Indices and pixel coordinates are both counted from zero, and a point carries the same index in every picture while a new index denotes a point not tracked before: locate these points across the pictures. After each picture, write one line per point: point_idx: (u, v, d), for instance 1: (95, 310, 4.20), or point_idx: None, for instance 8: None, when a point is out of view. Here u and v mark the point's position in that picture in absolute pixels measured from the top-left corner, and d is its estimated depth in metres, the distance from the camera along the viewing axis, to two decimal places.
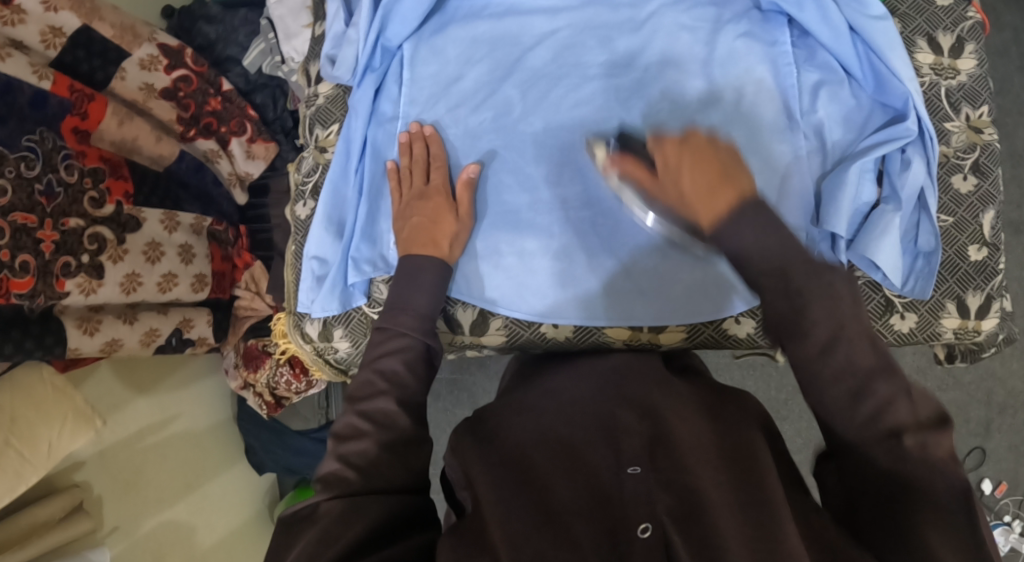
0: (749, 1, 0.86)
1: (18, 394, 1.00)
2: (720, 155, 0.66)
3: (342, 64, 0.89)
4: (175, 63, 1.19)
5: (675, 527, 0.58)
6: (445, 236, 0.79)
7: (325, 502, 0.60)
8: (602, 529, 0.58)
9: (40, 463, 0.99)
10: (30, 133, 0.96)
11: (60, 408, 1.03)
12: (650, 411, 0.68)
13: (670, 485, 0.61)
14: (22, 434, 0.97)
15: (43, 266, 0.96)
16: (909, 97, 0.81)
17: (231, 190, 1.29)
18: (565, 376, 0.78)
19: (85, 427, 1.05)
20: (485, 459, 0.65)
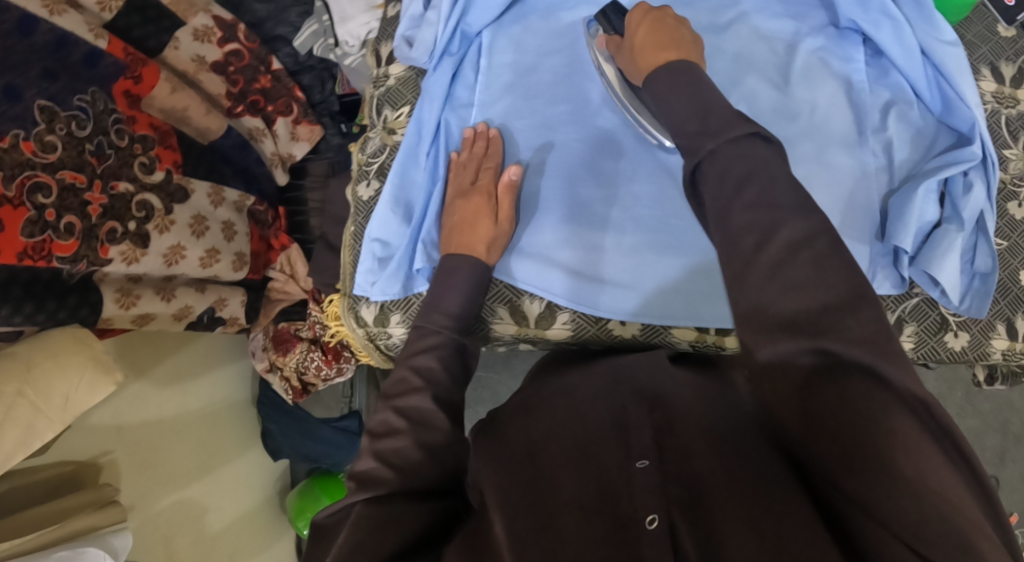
0: (827, 17, 0.89)
1: (36, 346, 0.92)
2: (670, 35, 0.72)
3: (420, 45, 0.89)
4: (228, 36, 1.18)
5: (681, 517, 0.59)
6: (482, 240, 0.80)
7: (360, 508, 0.62)
8: (610, 524, 0.60)
9: (55, 415, 0.89)
10: (81, 92, 0.95)
11: (78, 357, 0.93)
12: (659, 402, 0.69)
13: (676, 477, 0.62)
14: (37, 386, 0.88)
15: (88, 229, 0.93)
16: (975, 122, 0.83)
17: (273, 170, 1.28)
18: (579, 375, 0.79)
19: (106, 381, 0.94)
20: (493, 462, 0.67)
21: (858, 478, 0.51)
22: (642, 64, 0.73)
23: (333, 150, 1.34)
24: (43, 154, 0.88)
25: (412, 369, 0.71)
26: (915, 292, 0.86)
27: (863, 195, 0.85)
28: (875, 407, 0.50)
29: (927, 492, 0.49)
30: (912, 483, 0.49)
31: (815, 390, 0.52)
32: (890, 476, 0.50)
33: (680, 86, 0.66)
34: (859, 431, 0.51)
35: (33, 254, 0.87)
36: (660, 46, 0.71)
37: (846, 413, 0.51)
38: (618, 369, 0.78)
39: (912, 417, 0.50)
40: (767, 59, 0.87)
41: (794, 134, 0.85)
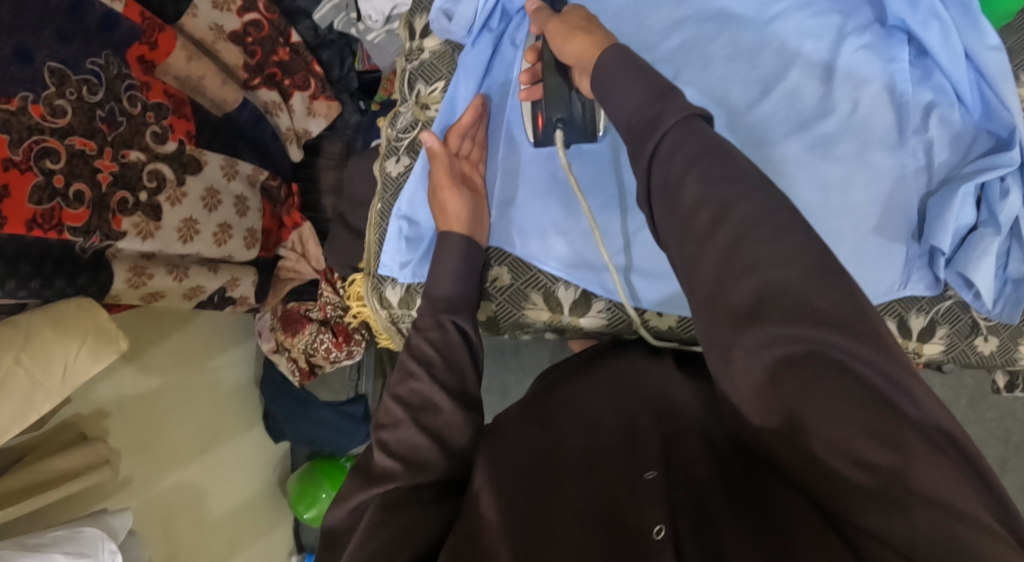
0: (873, 15, 0.88)
1: (39, 314, 0.86)
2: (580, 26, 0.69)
3: (458, 19, 0.86)
4: (248, 6, 1.14)
5: (686, 524, 0.55)
6: (455, 212, 0.78)
7: (373, 512, 0.61)
8: (613, 534, 0.56)
9: (54, 387, 0.84)
10: (95, 56, 0.91)
11: (80, 325, 0.88)
12: (669, 413, 0.65)
13: (685, 487, 0.58)
14: (35, 354, 0.83)
15: (99, 199, 0.90)
16: (1015, 127, 0.83)
17: (286, 145, 1.24)
18: (585, 381, 0.73)
19: (108, 350, 0.90)
20: (497, 463, 0.64)
21: (869, 509, 0.47)
22: (574, 57, 0.68)
23: (351, 129, 1.30)
24: (52, 118, 0.84)
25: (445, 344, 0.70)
26: (948, 295, 0.86)
27: (900, 194, 0.84)
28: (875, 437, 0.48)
29: (952, 513, 0.45)
30: (929, 514, 0.45)
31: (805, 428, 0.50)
32: (901, 504, 0.46)
33: (632, 69, 0.60)
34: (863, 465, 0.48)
35: (42, 223, 0.83)
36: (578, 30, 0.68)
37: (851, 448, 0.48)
38: (625, 377, 0.72)
39: (930, 451, 0.46)
40: (812, 53, 0.87)
41: (833, 131, 0.85)
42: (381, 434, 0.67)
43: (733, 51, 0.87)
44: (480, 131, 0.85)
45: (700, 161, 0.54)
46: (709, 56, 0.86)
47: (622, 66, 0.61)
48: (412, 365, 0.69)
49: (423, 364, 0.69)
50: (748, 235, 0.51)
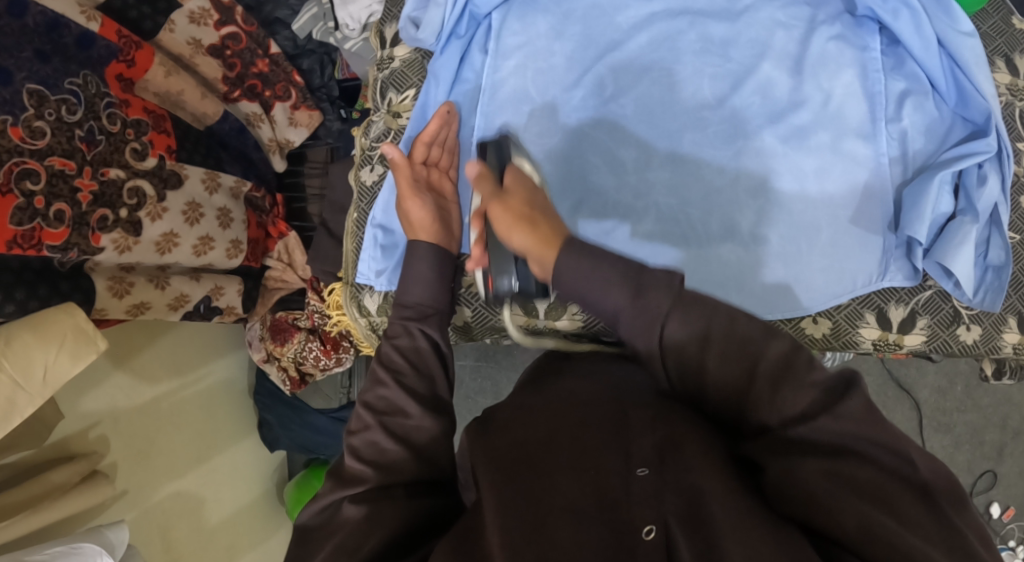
0: (843, 5, 0.88)
1: (19, 319, 0.85)
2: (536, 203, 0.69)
3: (427, 26, 0.86)
4: (225, 19, 1.14)
5: (680, 529, 0.53)
6: (424, 221, 0.78)
7: (346, 509, 0.60)
8: (608, 530, 0.54)
9: (35, 390, 0.83)
10: (73, 75, 0.92)
11: (58, 326, 0.86)
12: (662, 408, 0.63)
13: (676, 484, 0.56)
14: (14, 356, 0.82)
15: (79, 217, 0.91)
16: (991, 112, 0.82)
17: (269, 156, 1.24)
18: (575, 375, 0.73)
19: (90, 350, 0.88)
20: (486, 453, 0.62)
21: (844, 515, 0.51)
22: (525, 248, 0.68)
23: (334, 136, 1.31)
24: (31, 140, 0.85)
25: (417, 352, 0.71)
26: (928, 285, 0.85)
27: (876, 184, 0.84)
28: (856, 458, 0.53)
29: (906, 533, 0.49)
30: (890, 526, 0.50)
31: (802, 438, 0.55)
32: (865, 508, 0.51)
33: (587, 271, 0.63)
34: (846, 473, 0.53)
35: (22, 244, 0.84)
36: (530, 218, 0.68)
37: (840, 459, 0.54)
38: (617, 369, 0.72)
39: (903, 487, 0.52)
40: (783, 45, 0.86)
41: (807, 122, 0.84)
42: (350, 441, 0.66)
43: (705, 45, 0.85)
44: (450, 135, 0.84)
45: (711, 333, 0.59)
46: (680, 52, 0.85)
47: (584, 269, 0.63)
48: (383, 373, 0.69)
49: (391, 372, 0.69)
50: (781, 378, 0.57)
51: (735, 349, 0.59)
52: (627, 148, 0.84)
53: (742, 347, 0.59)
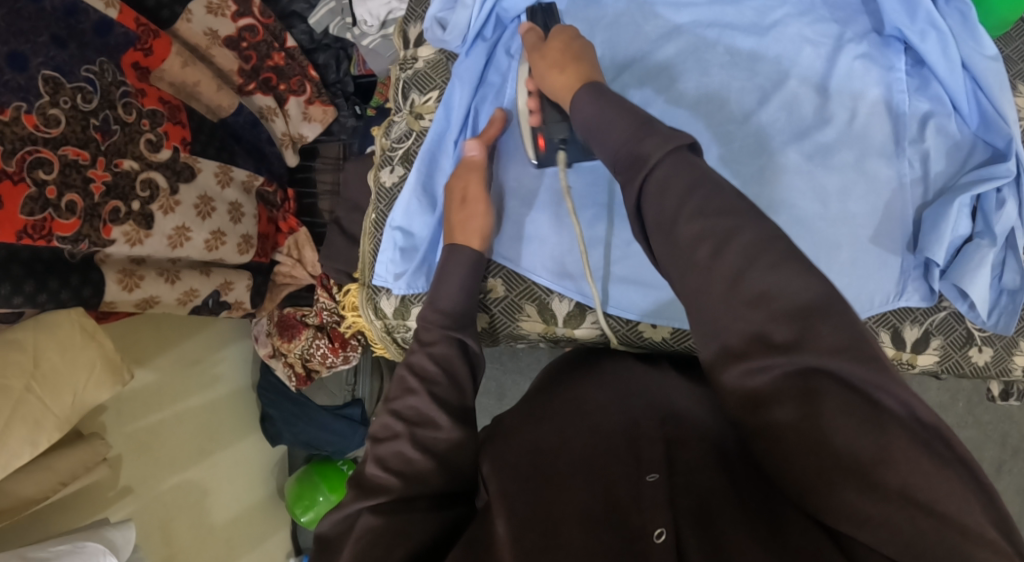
0: (870, 23, 0.88)
1: (41, 332, 0.89)
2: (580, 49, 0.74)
3: (453, 27, 0.86)
4: (243, 11, 1.14)
5: (690, 531, 0.55)
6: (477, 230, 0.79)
7: (369, 518, 0.60)
8: (618, 536, 0.56)
9: (63, 414, 0.89)
10: (90, 62, 0.91)
11: (87, 352, 0.93)
12: (670, 416, 0.65)
13: (687, 489, 0.58)
14: (45, 381, 0.87)
15: (90, 208, 0.90)
16: (1012, 140, 0.82)
17: (283, 151, 1.23)
18: (584, 376, 0.75)
19: (113, 379, 0.95)
20: (503, 464, 0.63)
21: (851, 494, 0.50)
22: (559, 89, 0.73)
23: (347, 133, 1.30)
24: (45, 128, 0.84)
25: (442, 360, 0.70)
26: (943, 306, 0.86)
27: (897, 205, 0.84)
28: (845, 417, 0.50)
29: (916, 504, 0.49)
30: (918, 519, 0.48)
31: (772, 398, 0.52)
32: (879, 494, 0.49)
33: (613, 103, 0.66)
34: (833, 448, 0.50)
35: (32, 234, 0.83)
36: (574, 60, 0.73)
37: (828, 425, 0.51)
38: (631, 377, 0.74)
39: (909, 444, 0.50)
40: (810, 62, 0.86)
41: (831, 140, 0.85)
42: (376, 450, 0.66)
43: (732, 59, 0.86)
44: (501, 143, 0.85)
45: (696, 198, 0.56)
46: (706, 65, 0.85)
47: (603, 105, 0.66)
48: (412, 381, 0.69)
49: (423, 381, 0.69)
50: (759, 259, 0.53)
51: (710, 226, 0.55)
52: None
53: (720, 220, 0.55)
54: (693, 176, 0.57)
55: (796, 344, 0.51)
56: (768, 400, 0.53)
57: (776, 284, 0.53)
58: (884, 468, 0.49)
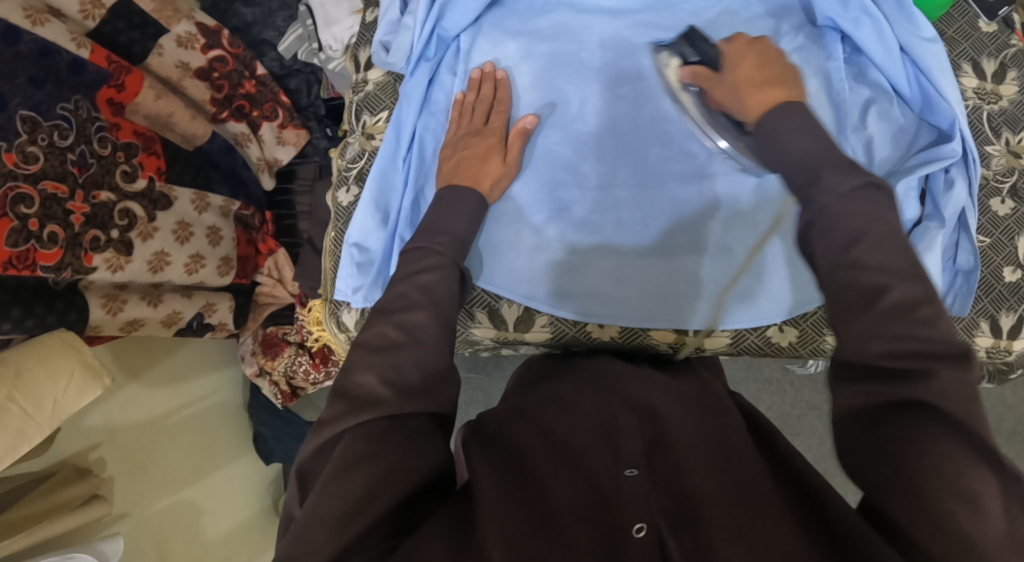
0: (804, 17, 0.89)
1: (24, 350, 0.94)
2: (778, 69, 0.75)
3: (397, 51, 0.89)
4: (212, 43, 1.18)
5: (668, 529, 0.57)
6: (490, 175, 0.81)
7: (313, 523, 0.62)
8: (598, 530, 0.57)
9: (45, 420, 0.94)
10: (65, 100, 0.95)
11: (66, 361, 0.96)
12: (650, 417, 0.68)
13: (666, 487, 0.60)
14: (26, 390, 0.92)
15: (72, 238, 0.94)
16: (956, 118, 0.82)
17: (259, 175, 1.29)
18: (572, 377, 0.78)
19: (94, 384, 0.98)
20: (487, 458, 0.63)
21: (899, 500, 0.52)
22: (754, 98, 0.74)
23: (321, 154, 1.33)
24: (25, 165, 0.88)
25: None
26: None
27: None
28: (941, 447, 0.52)
29: (968, 528, 0.49)
30: (969, 537, 0.49)
31: (886, 413, 0.55)
32: (926, 508, 0.51)
33: (810, 126, 0.69)
34: (910, 470, 0.52)
35: (17, 264, 0.87)
36: (766, 81, 0.74)
37: (920, 449, 0.52)
38: (614, 376, 0.78)
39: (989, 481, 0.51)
40: None
41: None
42: None
43: None
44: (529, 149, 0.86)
45: (865, 236, 0.60)
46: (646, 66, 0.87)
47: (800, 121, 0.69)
48: None
49: None
50: (903, 308, 0.57)
51: (875, 277, 0.58)
52: (592, 165, 0.86)
53: (877, 273, 0.59)
54: (859, 215, 0.61)
55: (916, 376, 0.55)
56: (873, 416, 0.55)
57: (910, 337, 0.56)
58: (956, 498, 0.50)
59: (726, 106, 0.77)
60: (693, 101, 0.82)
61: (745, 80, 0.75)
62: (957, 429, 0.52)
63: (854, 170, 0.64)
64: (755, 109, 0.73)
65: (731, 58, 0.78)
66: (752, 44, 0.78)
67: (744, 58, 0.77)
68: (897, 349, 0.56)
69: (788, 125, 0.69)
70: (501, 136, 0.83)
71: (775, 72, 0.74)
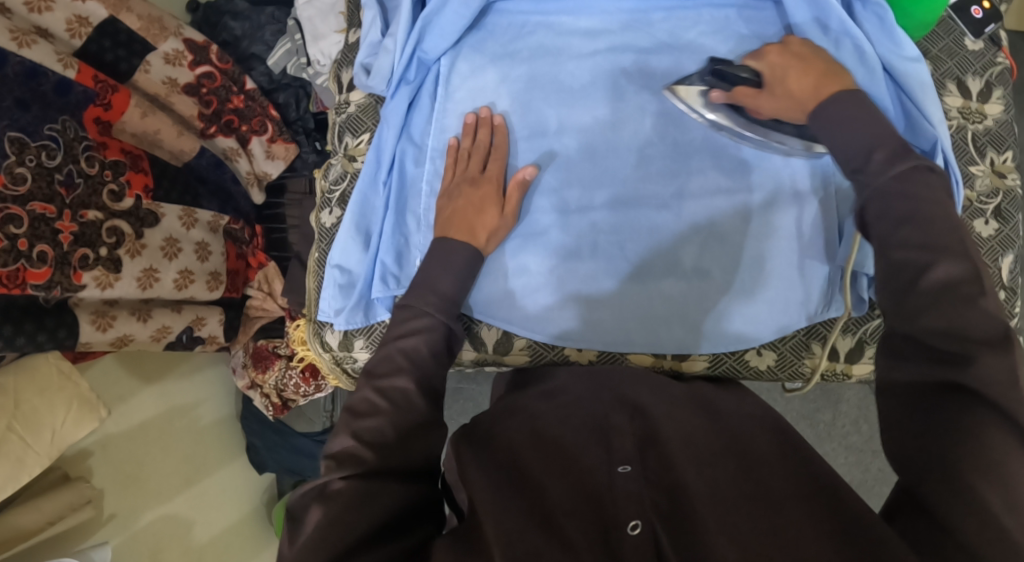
0: (787, 38, 0.88)
1: (23, 376, 0.97)
2: (821, 62, 0.75)
3: (376, 74, 0.91)
4: (200, 59, 1.19)
5: (663, 526, 0.60)
6: (485, 228, 0.81)
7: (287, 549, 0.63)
8: (593, 527, 0.61)
9: (43, 450, 0.96)
10: (52, 121, 0.95)
11: (64, 394, 0.99)
12: (638, 412, 0.72)
13: (658, 483, 0.64)
14: (25, 420, 0.95)
15: (60, 257, 0.94)
16: (938, 139, 0.82)
17: (249, 189, 1.29)
18: (581, 375, 0.83)
19: (89, 416, 1.00)
20: (480, 463, 0.67)
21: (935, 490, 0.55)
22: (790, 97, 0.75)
23: (310, 168, 1.34)
24: (13, 186, 0.88)
25: None
26: (874, 314, 0.87)
27: (824, 219, 0.84)
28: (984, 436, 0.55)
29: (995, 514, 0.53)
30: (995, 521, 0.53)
31: (931, 396, 0.58)
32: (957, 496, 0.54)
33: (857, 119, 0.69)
34: (950, 455, 0.55)
35: (7, 283, 0.88)
36: (824, 74, 0.74)
37: (953, 433, 0.56)
38: (608, 373, 0.82)
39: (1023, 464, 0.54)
40: None
41: (751, 156, 0.85)
42: None
43: (648, 83, 0.87)
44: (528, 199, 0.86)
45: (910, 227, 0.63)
46: (624, 88, 0.87)
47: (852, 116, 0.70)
48: None
49: None
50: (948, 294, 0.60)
51: (918, 255, 0.62)
52: (570, 189, 0.86)
53: (923, 251, 0.62)
54: (913, 199, 0.63)
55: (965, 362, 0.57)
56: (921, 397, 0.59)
57: (959, 316, 0.59)
58: (991, 482, 0.54)
59: (774, 113, 0.78)
60: (727, 117, 0.83)
61: (799, 83, 0.75)
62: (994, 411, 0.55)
63: (906, 153, 0.65)
64: (813, 106, 0.73)
65: (773, 66, 0.78)
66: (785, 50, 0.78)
67: (793, 61, 0.76)
68: (949, 330, 0.59)
69: (840, 116, 0.70)
70: (498, 184, 0.84)
71: (824, 64, 0.74)
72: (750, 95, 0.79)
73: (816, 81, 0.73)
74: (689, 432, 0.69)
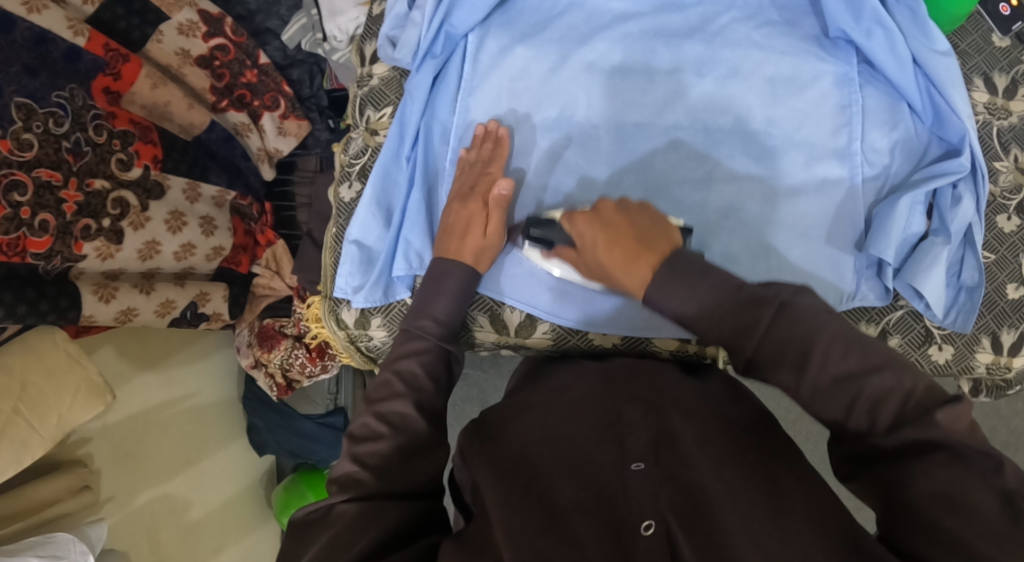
0: (818, 27, 0.89)
1: (28, 360, 0.94)
2: (635, 232, 0.70)
3: (404, 46, 0.89)
4: (214, 31, 1.16)
5: (678, 525, 0.60)
6: (473, 248, 0.81)
7: (340, 505, 0.63)
8: (606, 527, 0.61)
9: (48, 433, 0.92)
10: (60, 89, 0.92)
11: (71, 377, 0.96)
12: (655, 407, 0.70)
13: (673, 480, 0.63)
14: (32, 403, 0.92)
15: (63, 227, 0.90)
16: (966, 133, 0.82)
17: (258, 165, 1.26)
18: (592, 363, 0.84)
19: (97, 401, 0.98)
20: (488, 459, 0.69)
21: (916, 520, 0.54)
22: (614, 269, 0.70)
23: (322, 146, 1.33)
24: (19, 152, 0.85)
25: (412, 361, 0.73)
26: (900, 305, 0.87)
27: (848, 206, 0.86)
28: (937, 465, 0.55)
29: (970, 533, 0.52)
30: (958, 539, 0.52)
31: (887, 460, 0.57)
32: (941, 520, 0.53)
33: (703, 272, 0.65)
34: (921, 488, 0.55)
35: (7, 251, 0.85)
36: (633, 251, 0.68)
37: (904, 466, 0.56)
38: (622, 368, 0.79)
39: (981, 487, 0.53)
40: (755, 65, 0.87)
41: (778, 145, 0.87)
42: (358, 450, 0.68)
43: (677, 66, 0.88)
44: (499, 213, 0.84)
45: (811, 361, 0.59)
46: (654, 71, 0.88)
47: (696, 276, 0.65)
48: (399, 385, 0.72)
49: (411, 388, 0.72)
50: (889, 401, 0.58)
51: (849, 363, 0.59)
52: (598, 170, 0.87)
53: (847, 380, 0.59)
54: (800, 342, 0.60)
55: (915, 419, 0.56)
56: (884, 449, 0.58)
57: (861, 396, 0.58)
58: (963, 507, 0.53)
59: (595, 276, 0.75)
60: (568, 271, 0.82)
61: (607, 257, 0.70)
62: (947, 457, 0.54)
63: (760, 306, 0.62)
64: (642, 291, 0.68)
65: (582, 235, 0.73)
66: (597, 218, 0.73)
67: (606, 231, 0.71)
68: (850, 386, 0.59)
69: (680, 275, 0.65)
70: (484, 204, 0.83)
71: (634, 240, 0.69)
72: (574, 258, 0.76)
73: (625, 257, 0.68)
74: (723, 415, 0.69)
